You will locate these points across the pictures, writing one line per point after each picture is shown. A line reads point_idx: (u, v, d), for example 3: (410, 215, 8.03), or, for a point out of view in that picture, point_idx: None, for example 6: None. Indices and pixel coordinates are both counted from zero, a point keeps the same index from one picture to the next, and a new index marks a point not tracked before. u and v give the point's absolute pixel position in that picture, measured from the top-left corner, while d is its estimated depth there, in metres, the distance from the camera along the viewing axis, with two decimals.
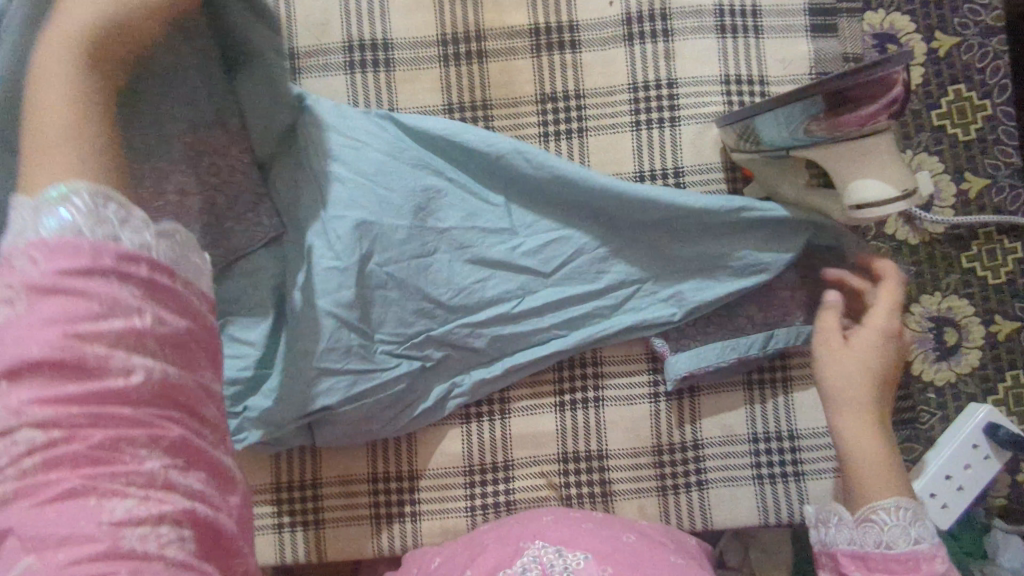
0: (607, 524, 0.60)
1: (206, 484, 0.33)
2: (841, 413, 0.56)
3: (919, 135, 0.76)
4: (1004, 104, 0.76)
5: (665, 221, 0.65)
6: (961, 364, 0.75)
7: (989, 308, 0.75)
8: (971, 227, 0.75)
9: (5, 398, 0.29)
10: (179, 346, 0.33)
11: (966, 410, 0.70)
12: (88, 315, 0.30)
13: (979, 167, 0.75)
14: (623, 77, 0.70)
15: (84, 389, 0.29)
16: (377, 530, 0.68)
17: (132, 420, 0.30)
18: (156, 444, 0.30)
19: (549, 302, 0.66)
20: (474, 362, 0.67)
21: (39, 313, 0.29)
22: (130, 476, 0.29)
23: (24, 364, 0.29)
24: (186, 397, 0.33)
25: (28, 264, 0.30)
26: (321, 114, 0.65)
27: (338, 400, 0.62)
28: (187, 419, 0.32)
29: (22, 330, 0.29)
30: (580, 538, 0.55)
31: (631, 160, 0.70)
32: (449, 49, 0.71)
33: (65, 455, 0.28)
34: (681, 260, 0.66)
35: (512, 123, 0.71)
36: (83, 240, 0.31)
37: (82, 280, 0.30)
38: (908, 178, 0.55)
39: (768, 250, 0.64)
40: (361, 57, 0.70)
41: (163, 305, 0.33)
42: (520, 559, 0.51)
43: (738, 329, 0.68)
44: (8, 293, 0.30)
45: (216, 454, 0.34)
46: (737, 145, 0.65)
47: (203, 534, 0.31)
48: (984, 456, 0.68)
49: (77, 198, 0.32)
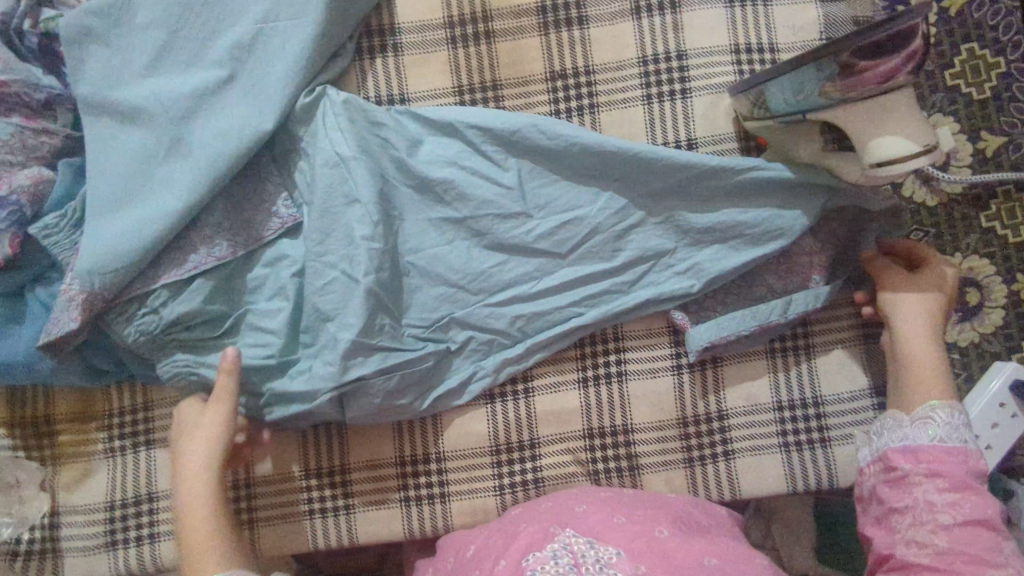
0: (639, 519, 0.55)
1: None
2: (903, 328, 0.61)
3: (933, 96, 0.76)
4: (1018, 60, 0.75)
5: (678, 182, 0.65)
6: (983, 323, 0.75)
7: (1012, 267, 0.75)
8: (989, 186, 0.75)
9: None
10: None
11: (993, 368, 0.70)
12: None
13: (995, 125, 0.75)
14: (632, 51, 0.70)
15: None
16: (408, 514, 0.68)
17: None
18: None
19: (569, 280, 0.66)
20: (496, 342, 0.67)
21: None
22: None
23: None
24: None
25: None
26: (337, 105, 0.65)
27: (372, 371, 0.62)
28: None
29: None
30: (613, 533, 0.52)
31: (645, 134, 0.70)
32: (457, 31, 0.71)
33: None
34: (699, 232, 0.66)
35: (523, 102, 0.70)
36: None
37: None
38: (928, 135, 0.54)
39: (786, 216, 0.64)
40: (370, 43, 0.71)
41: None
42: (550, 545, 0.50)
43: (758, 297, 0.68)
44: None
45: None
46: (750, 113, 0.64)
47: None
48: (1012, 415, 0.68)
49: None
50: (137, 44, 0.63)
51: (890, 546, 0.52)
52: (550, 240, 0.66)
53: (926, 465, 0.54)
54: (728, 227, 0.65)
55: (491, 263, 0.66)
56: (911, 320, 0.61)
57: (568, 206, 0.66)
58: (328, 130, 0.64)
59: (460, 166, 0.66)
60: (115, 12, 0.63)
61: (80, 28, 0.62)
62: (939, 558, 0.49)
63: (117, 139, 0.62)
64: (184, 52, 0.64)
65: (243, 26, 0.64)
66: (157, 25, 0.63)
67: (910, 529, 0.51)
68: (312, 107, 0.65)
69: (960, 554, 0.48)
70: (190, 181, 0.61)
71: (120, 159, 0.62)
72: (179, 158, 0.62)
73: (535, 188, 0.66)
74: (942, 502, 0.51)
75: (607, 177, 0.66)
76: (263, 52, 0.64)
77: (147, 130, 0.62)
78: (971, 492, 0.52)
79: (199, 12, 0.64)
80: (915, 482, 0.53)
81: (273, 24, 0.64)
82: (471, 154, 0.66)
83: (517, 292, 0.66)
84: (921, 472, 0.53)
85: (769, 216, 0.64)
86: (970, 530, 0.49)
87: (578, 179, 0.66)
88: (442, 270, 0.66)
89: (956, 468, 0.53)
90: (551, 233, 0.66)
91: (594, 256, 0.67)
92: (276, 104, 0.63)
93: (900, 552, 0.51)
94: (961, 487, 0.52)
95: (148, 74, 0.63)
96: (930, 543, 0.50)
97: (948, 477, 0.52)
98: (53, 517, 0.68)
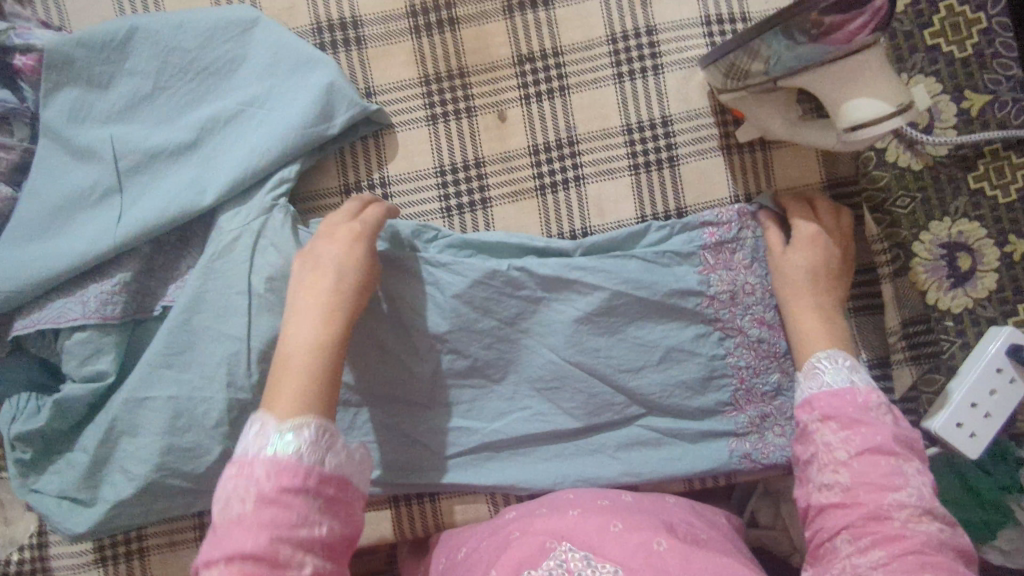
0: (636, 526, 0.53)
1: (338, 525, 0.43)
2: (789, 288, 0.62)
3: (912, 58, 0.73)
4: (1000, 15, 0.72)
5: (644, 264, 0.64)
6: (977, 288, 0.72)
7: (1003, 228, 0.72)
8: (974, 145, 0.72)
9: (258, 490, 0.41)
10: (340, 504, 0.44)
11: (987, 333, 0.67)
12: (290, 523, 0.40)
13: (978, 84, 0.72)
14: (600, 29, 0.68)
15: (281, 542, 0.39)
16: (397, 515, 0.67)
17: (321, 509, 0.42)
18: (326, 536, 0.42)
19: (509, 416, 0.65)
20: (384, 427, 0.65)
21: (260, 517, 0.40)
22: (310, 540, 0.41)
23: (282, 522, 0.40)
24: (347, 506, 0.45)
25: (256, 478, 0.41)
26: (270, 230, 0.62)
27: (213, 436, 0.60)
28: (341, 509, 0.44)
29: (242, 531, 0.40)
30: (611, 544, 0.50)
31: (617, 113, 0.68)
32: (420, 20, 0.69)
33: (278, 519, 0.40)
34: (643, 359, 0.64)
35: (491, 89, 0.69)
36: (296, 464, 0.42)
37: (291, 497, 0.41)
38: (902, 93, 0.52)
39: (741, 313, 0.64)
40: (332, 37, 0.69)
41: (337, 515, 0.44)
42: (545, 561, 0.48)
43: (681, 370, 0.64)
44: (242, 494, 0.41)
45: (333, 524, 0.43)
46: (722, 85, 0.62)
47: (341, 513, 0.44)
48: (1009, 380, 0.65)
49: (271, 429, 0.44)
50: (114, 83, 0.64)
51: (806, 496, 0.49)
52: (470, 344, 0.64)
53: (820, 411, 0.51)
54: (681, 361, 0.64)
55: (456, 430, 0.65)
56: (793, 257, 0.62)
57: (483, 313, 0.64)
58: (245, 250, 0.61)
59: (407, 320, 0.64)
60: (105, 51, 0.63)
61: (63, 58, 0.62)
62: (846, 494, 0.46)
63: (65, 171, 0.62)
64: (164, 107, 0.64)
65: (225, 102, 0.64)
66: (140, 74, 0.64)
67: (818, 475, 0.49)
68: (254, 245, 0.62)
69: (860, 485, 0.46)
70: (157, 206, 0.61)
71: (75, 239, 0.61)
72: (117, 213, 0.62)
73: (477, 311, 0.64)
74: (839, 445, 0.48)
75: (563, 287, 0.64)
76: (238, 135, 0.64)
77: (109, 171, 0.62)
78: (863, 424, 0.49)
79: (192, 76, 0.64)
80: (815, 431, 0.50)
81: (255, 109, 0.64)
82: (417, 287, 0.64)
83: (456, 447, 0.65)
84: (817, 418, 0.51)
85: (715, 318, 0.64)
86: (867, 461, 0.47)
87: (492, 289, 0.64)
88: (389, 462, 0.65)
89: (847, 406, 0.50)
90: (512, 365, 0.65)
91: (542, 413, 0.65)
92: (250, 123, 0.64)
93: (815, 499, 0.48)
94: (852, 423, 0.49)
95: (117, 119, 0.63)
96: (835, 481, 0.47)
97: (840, 420, 0.49)
98: (40, 536, 0.68)
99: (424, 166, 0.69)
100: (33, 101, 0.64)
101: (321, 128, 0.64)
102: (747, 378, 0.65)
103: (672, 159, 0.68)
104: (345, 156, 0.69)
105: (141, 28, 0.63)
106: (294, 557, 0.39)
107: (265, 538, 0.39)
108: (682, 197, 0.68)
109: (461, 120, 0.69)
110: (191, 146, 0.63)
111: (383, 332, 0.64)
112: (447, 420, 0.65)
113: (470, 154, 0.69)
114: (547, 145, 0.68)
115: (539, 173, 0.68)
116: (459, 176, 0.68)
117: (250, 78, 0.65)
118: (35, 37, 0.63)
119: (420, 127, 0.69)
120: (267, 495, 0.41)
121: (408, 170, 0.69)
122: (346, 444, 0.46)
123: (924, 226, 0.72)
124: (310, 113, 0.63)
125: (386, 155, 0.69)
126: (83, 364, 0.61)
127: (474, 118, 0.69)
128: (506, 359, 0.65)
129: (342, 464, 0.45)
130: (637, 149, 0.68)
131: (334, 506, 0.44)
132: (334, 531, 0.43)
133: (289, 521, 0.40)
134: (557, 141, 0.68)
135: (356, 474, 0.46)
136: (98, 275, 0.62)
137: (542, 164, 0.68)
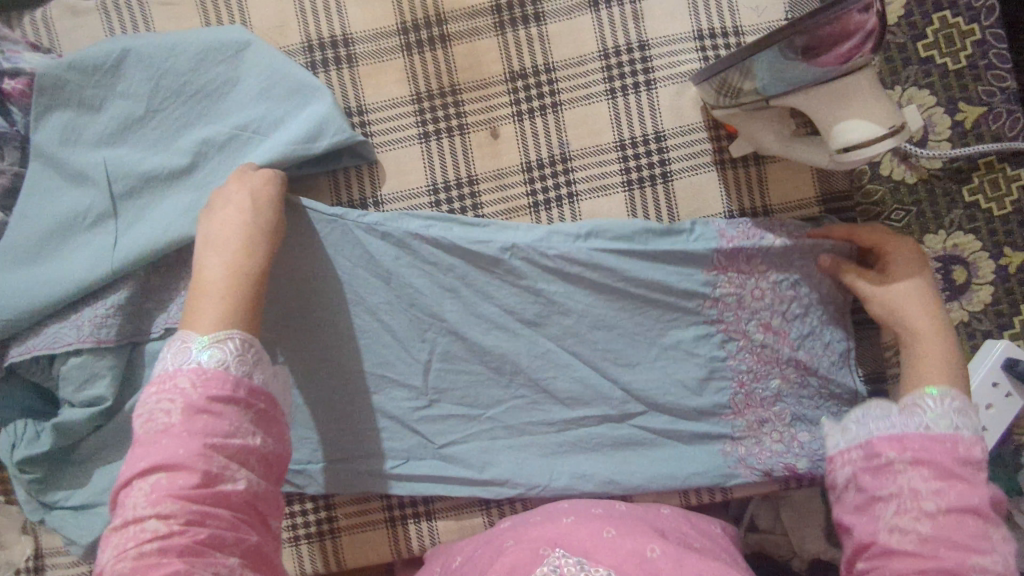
0: (630, 532, 0.53)
1: (269, 441, 0.47)
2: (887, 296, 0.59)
3: (906, 70, 0.73)
4: (993, 27, 0.72)
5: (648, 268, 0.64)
6: (972, 301, 0.72)
7: (998, 241, 0.72)
8: (969, 158, 0.72)
9: (190, 398, 0.44)
10: (268, 418, 0.48)
11: (982, 347, 0.67)
12: (220, 432, 0.44)
13: (973, 96, 0.72)
14: (591, 44, 0.68)
15: (213, 449, 0.43)
16: (392, 532, 0.67)
17: (250, 423, 0.46)
18: (255, 450, 0.45)
19: (503, 433, 0.65)
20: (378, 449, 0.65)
21: (189, 426, 0.43)
22: (239, 449, 0.44)
23: (213, 431, 0.43)
24: (274, 425, 0.48)
25: (188, 387, 0.45)
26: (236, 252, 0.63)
27: None
28: (266, 423, 0.48)
29: (174, 437, 0.43)
30: (605, 550, 0.49)
31: (610, 130, 0.68)
32: (411, 38, 0.69)
33: (207, 428, 0.43)
34: (637, 374, 0.64)
35: (483, 106, 0.68)
36: (229, 373, 0.46)
37: (222, 405, 0.45)
38: (896, 114, 0.52)
39: (744, 324, 0.65)
40: (323, 56, 0.69)
41: (266, 430, 0.47)
42: (539, 568, 0.48)
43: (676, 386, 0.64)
44: (169, 405, 0.44)
45: (264, 441, 0.46)
46: (716, 102, 0.62)
47: (268, 426, 0.48)
48: (1005, 394, 0.65)
49: (195, 342, 0.47)
50: (105, 106, 0.63)
51: (871, 534, 0.46)
52: (467, 362, 0.65)
53: (911, 452, 0.47)
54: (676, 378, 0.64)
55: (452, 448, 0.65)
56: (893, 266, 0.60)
57: (475, 331, 0.64)
58: None
59: (404, 339, 0.65)
60: (95, 73, 0.63)
61: (53, 81, 0.62)
62: (923, 543, 0.43)
63: (56, 196, 0.62)
64: (156, 129, 0.64)
65: (217, 126, 0.64)
66: (132, 96, 0.63)
67: (891, 517, 0.45)
68: None
69: (945, 544, 0.43)
70: (151, 231, 0.61)
71: (67, 264, 0.61)
72: (112, 238, 0.62)
73: (474, 326, 0.64)
74: (928, 491, 0.45)
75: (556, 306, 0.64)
76: (231, 158, 0.63)
77: (102, 195, 0.62)
78: (958, 478, 0.45)
79: (184, 99, 0.64)
80: (899, 471, 0.47)
81: (248, 131, 0.64)
82: (413, 307, 0.64)
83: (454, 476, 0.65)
84: (906, 459, 0.47)
85: (717, 328, 0.64)
86: (955, 518, 0.43)
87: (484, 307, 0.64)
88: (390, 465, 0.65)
89: (942, 453, 0.46)
90: (517, 370, 0.65)
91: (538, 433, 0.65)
92: (241, 144, 0.64)
93: (883, 540, 0.45)
94: (949, 476, 0.45)
95: (108, 143, 0.63)
96: (912, 530, 0.44)
97: (932, 465, 0.46)
98: (37, 559, 0.68)
99: (417, 184, 0.68)
100: (23, 125, 0.63)
101: (313, 146, 0.63)
102: (747, 382, 0.65)
103: (666, 175, 0.67)
104: (337, 176, 0.68)
105: (132, 50, 0.63)
106: (227, 465, 0.43)
107: (193, 448, 0.42)
108: (677, 214, 0.67)
109: (454, 137, 0.68)
110: (183, 169, 0.63)
111: (383, 351, 0.65)
112: (445, 425, 0.65)
113: (463, 172, 0.68)
114: (540, 162, 0.68)
115: (532, 190, 0.68)
116: (453, 194, 0.68)
117: (242, 100, 0.64)
118: (25, 61, 0.63)
119: (412, 145, 0.68)
120: (196, 404, 0.44)
121: (401, 189, 0.68)
122: (267, 361, 0.49)
123: (919, 239, 0.72)
124: (301, 132, 0.63)
125: (380, 176, 0.68)
126: (80, 389, 0.61)
127: (467, 136, 0.68)
128: (502, 376, 0.65)
129: (263, 376, 0.48)
130: (631, 165, 0.67)
131: (262, 422, 0.47)
132: (265, 446, 0.46)
133: (215, 429, 0.44)
134: (549, 158, 0.68)
135: (278, 390, 0.50)
136: (91, 298, 0.62)
137: (535, 181, 0.68)
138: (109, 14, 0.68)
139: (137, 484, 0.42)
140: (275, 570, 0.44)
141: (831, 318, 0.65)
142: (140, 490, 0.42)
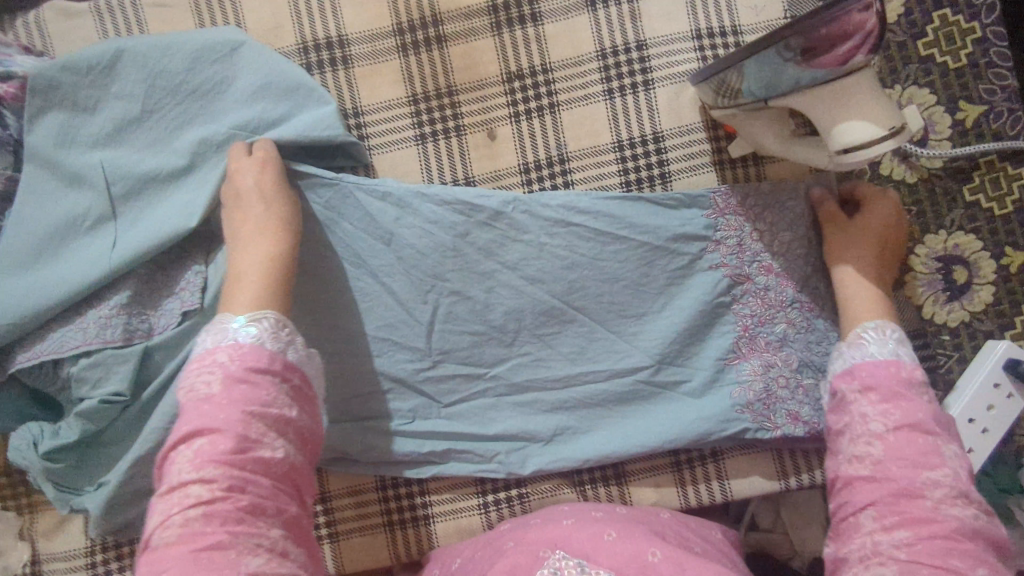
0: (630, 534, 0.53)
1: (304, 415, 0.47)
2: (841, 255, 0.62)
3: (906, 69, 0.72)
4: (994, 25, 0.72)
5: (652, 256, 0.64)
6: (973, 301, 0.72)
7: (999, 240, 0.71)
8: (970, 157, 0.71)
9: (229, 368, 0.45)
10: (304, 394, 0.48)
11: (984, 347, 0.67)
12: (259, 400, 0.44)
13: (973, 95, 0.72)
14: (588, 44, 0.68)
15: (252, 415, 0.43)
16: (391, 536, 0.67)
17: (286, 395, 0.46)
18: (292, 421, 0.45)
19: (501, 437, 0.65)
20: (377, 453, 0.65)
21: (229, 395, 0.43)
22: (277, 419, 0.44)
23: (251, 399, 0.44)
24: (309, 401, 0.48)
25: (227, 359, 0.45)
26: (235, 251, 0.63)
27: None
28: (302, 398, 0.47)
29: (215, 405, 0.43)
30: (605, 552, 0.49)
31: (608, 130, 0.67)
32: (407, 38, 0.68)
33: (246, 396, 0.44)
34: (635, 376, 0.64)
35: (480, 106, 0.68)
36: (265, 348, 0.47)
37: (259, 375, 0.45)
38: (896, 115, 0.52)
39: (743, 325, 0.64)
40: (318, 57, 0.68)
41: (303, 404, 0.47)
42: (539, 570, 0.48)
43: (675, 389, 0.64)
44: (211, 376, 0.44)
45: (299, 415, 0.46)
46: (715, 102, 0.61)
47: (305, 402, 0.47)
48: (1007, 395, 0.65)
49: (234, 321, 0.48)
50: (99, 108, 0.63)
51: (836, 469, 0.51)
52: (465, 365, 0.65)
53: (858, 381, 0.52)
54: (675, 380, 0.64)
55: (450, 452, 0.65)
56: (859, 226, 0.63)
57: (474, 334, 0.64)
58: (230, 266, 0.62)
59: (402, 342, 0.64)
60: (90, 74, 0.62)
61: (47, 84, 0.61)
62: (877, 467, 0.47)
63: (50, 199, 0.61)
64: (151, 131, 0.63)
65: (213, 127, 0.63)
66: (127, 98, 0.63)
67: (849, 446, 0.50)
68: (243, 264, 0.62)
69: (895, 462, 0.47)
70: (147, 234, 0.60)
71: (63, 269, 0.60)
72: (109, 240, 0.61)
73: (473, 328, 0.64)
74: (874, 415, 0.50)
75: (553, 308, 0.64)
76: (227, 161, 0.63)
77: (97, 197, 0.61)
78: (903, 398, 0.50)
79: (179, 100, 0.64)
80: (851, 401, 0.52)
81: (243, 133, 0.63)
82: (410, 310, 0.64)
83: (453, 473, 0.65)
84: (855, 388, 0.52)
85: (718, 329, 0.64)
86: (904, 435, 0.47)
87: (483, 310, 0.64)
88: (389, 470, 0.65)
89: (888, 378, 0.51)
90: (515, 373, 0.65)
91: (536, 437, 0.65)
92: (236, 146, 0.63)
93: (844, 471, 0.49)
94: (894, 396, 0.50)
95: (103, 145, 0.63)
96: (867, 455, 0.48)
97: (878, 392, 0.50)
98: (35, 564, 0.67)
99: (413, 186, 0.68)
100: (16, 127, 0.63)
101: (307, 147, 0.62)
102: (750, 351, 0.64)
103: (664, 176, 0.67)
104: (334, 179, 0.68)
105: (126, 51, 0.63)
106: (265, 431, 0.43)
107: (234, 414, 0.42)
108: None
109: (451, 138, 0.68)
110: (179, 171, 0.62)
111: (380, 355, 0.64)
112: (444, 432, 0.65)
113: (460, 173, 0.68)
114: (538, 163, 0.68)
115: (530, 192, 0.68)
116: None
117: (237, 101, 0.64)
118: (17, 64, 0.63)
119: (408, 147, 0.68)
120: (234, 374, 0.45)
121: None
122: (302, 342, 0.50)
123: (919, 239, 0.72)
124: (297, 133, 0.62)
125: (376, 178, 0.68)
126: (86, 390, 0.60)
127: (464, 137, 0.68)
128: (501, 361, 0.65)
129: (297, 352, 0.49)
130: (629, 166, 0.67)
131: (298, 396, 0.47)
132: (301, 420, 0.46)
133: (254, 396, 0.44)
134: (547, 159, 0.68)
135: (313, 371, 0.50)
136: (87, 303, 0.61)
137: (533, 183, 0.68)
138: (102, 16, 0.68)
139: (181, 451, 0.42)
140: (314, 545, 0.44)
141: (833, 319, 0.64)
142: (184, 456, 0.42)
